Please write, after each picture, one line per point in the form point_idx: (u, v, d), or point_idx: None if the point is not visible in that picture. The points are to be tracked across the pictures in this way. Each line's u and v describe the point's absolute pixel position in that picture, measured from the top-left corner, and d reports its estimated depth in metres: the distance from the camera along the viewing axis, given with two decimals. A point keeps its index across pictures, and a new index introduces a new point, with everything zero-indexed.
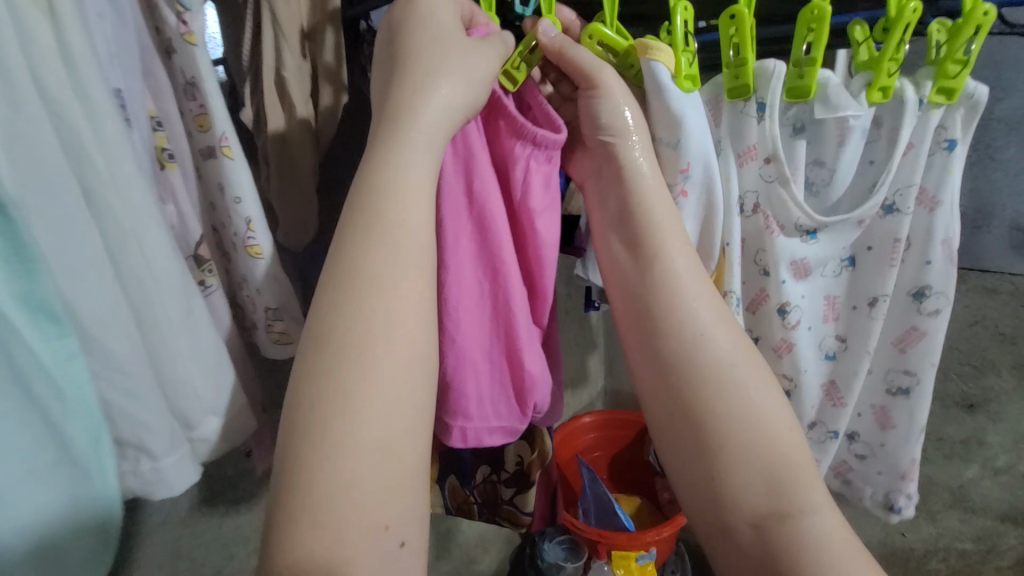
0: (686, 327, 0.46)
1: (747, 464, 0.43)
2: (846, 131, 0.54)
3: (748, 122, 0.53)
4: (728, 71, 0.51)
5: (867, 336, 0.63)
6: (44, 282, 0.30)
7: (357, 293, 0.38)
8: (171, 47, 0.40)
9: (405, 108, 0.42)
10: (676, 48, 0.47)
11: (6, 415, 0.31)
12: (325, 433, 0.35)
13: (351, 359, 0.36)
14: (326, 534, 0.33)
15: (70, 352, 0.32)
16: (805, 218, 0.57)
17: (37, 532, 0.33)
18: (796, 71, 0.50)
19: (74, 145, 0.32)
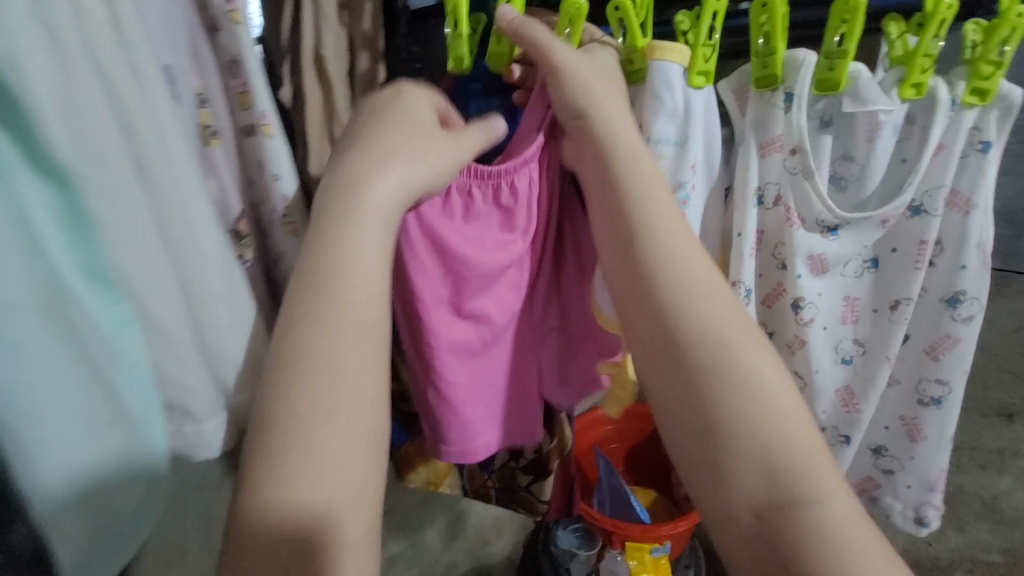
0: (674, 291, 0.43)
1: (747, 447, 0.39)
2: (877, 126, 0.53)
3: (775, 113, 0.51)
4: (756, 61, 0.49)
5: (889, 341, 0.61)
6: (101, 250, 0.27)
7: (319, 316, 0.37)
8: (216, 23, 0.41)
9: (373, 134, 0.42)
10: (696, 40, 0.46)
11: (64, 371, 0.27)
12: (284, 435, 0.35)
13: (306, 380, 0.36)
14: (308, 509, 0.35)
15: (124, 317, 0.28)
16: (826, 214, 0.55)
17: (91, 496, 0.29)
18: (826, 63, 0.48)
19: (122, 110, 0.32)
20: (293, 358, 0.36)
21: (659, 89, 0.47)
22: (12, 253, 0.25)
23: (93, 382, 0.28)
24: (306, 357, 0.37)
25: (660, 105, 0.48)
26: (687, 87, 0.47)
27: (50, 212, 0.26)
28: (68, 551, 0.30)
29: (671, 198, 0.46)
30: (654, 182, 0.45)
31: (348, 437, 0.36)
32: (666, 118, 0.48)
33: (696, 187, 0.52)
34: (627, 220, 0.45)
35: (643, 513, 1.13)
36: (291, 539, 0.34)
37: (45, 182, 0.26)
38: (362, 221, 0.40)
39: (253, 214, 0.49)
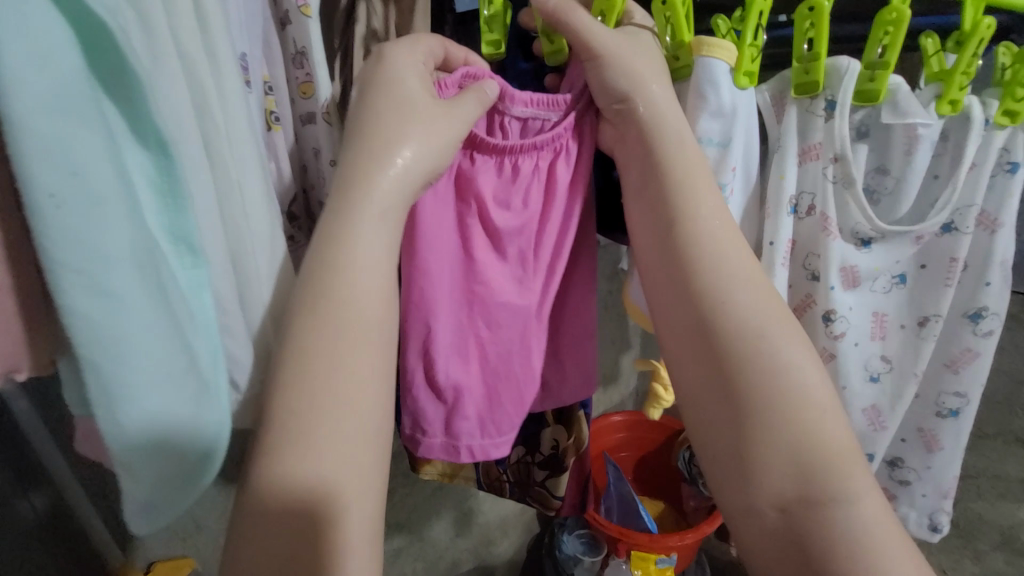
0: (716, 294, 0.44)
1: (778, 441, 0.40)
2: (914, 141, 0.52)
3: (815, 121, 0.52)
4: (798, 66, 0.49)
5: (916, 357, 0.63)
6: (190, 217, 0.30)
7: (332, 306, 0.38)
8: (287, 18, 0.44)
9: (384, 132, 0.42)
10: (743, 41, 0.47)
11: (148, 325, 0.28)
12: (295, 422, 0.35)
13: (316, 367, 0.36)
14: (321, 482, 0.35)
15: (202, 281, 0.31)
16: (863, 224, 0.56)
17: (158, 454, 0.31)
18: (868, 73, 0.49)
19: (203, 96, 0.34)
20: (297, 323, 0.38)
21: (704, 87, 0.48)
22: (119, 215, 0.26)
23: (172, 338, 0.29)
24: (310, 327, 0.37)
25: (704, 106, 0.49)
26: (734, 88, 0.48)
27: (150, 185, 0.29)
28: (140, 497, 0.33)
29: (715, 190, 0.47)
30: (695, 179, 0.46)
31: (353, 414, 0.36)
32: (711, 117, 0.49)
33: (735, 190, 0.53)
34: (670, 213, 0.46)
35: (649, 523, 1.13)
36: (285, 511, 0.34)
37: (145, 150, 0.28)
38: (368, 200, 0.40)
39: (304, 199, 0.53)
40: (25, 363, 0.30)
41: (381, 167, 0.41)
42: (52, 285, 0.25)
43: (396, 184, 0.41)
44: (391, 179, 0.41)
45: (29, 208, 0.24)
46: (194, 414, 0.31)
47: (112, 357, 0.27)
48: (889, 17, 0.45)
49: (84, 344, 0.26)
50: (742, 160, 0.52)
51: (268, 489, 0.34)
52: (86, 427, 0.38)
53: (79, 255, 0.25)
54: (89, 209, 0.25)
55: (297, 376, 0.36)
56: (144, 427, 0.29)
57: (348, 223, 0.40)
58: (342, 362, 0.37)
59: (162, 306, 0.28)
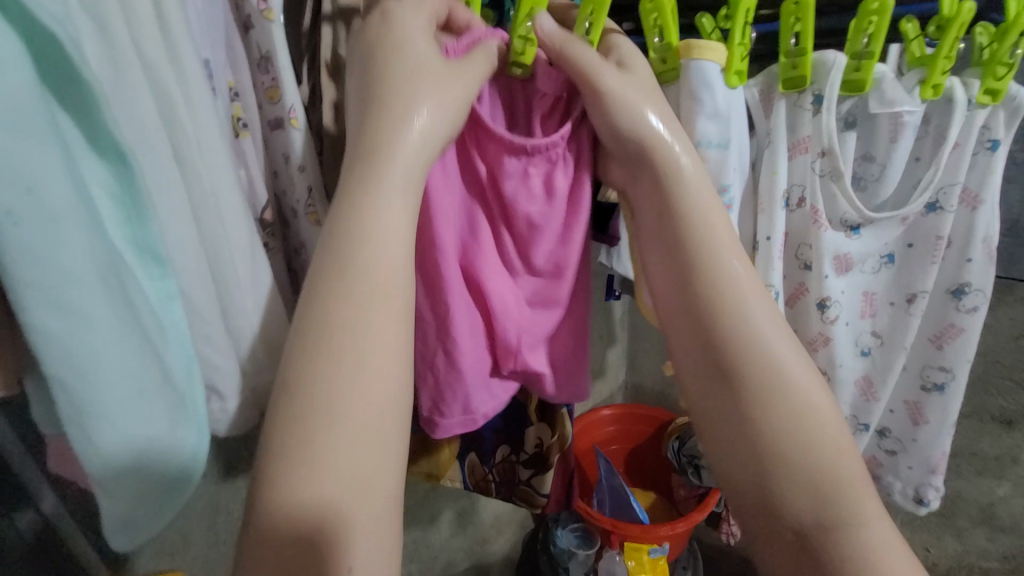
0: (731, 318, 0.43)
1: (788, 455, 0.41)
2: (899, 128, 0.51)
3: (802, 115, 0.51)
4: (785, 61, 0.48)
5: (902, 333, 0.62)
6: (155, 226, 0.29)
7: (331, 320, 0.35)
8: (250, 22, 0.44)
9: (381, 132, 0.39)
10: (731, 41, 0.48)
11: (120, 338, 0.27)
12: (290, 457, 0.32)
13: (317, 392, 0.33)
14: (317, 532, 0.31)
15: (171, 292, 0.31)
16: (852, 213, 0.55)
17: (135, 470, 0.30)
18: (854, 63, 0.47)
19: (170, 103, 0.33)
20: (307, 337, 0.35)
21: (699, 89, 0.48)
22: (77, 227, 0.25)
23: (141, 351, 0.28)
24: (319, 349, 0.34)
25: (702, 108, 0.48)
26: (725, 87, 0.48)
27: (109, 195, 0.28)
28: (115, 516, 0.32)
29: (712, 197, 0.46)
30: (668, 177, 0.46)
31: (361, 442, 0.33)
32: (709, 119, 0.48)
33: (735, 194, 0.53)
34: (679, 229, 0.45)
35: (641, 514, 1.15)
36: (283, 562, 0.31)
37: (105, 161, 0.27)
38: (376, 210, 0.37)
39: (276, 205, 0.52)
40: None
41: (395, 167, 0.39)
42: (14, 304, 0.24)
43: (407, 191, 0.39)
44: (394, 180, 0.39)
45: None
46: (166, 430, 0.30)
47: (81, 374, 0.27)
48: (873, 6, 0.43)
49: (51, 361, 0.26)
50: (738, 162, 0.52)
51: (277, 516, 0.31)
52: (59, 444, 0.38)
53: (43, 272, 0.24)
54: (48, 225, 0.24)
55: (314, 399, 0.33)
56: (122, 439, 0.29)
57: (364, 226, 0.37)
58: (360, 377, 0.34)
59: (129, 318, 0.28)
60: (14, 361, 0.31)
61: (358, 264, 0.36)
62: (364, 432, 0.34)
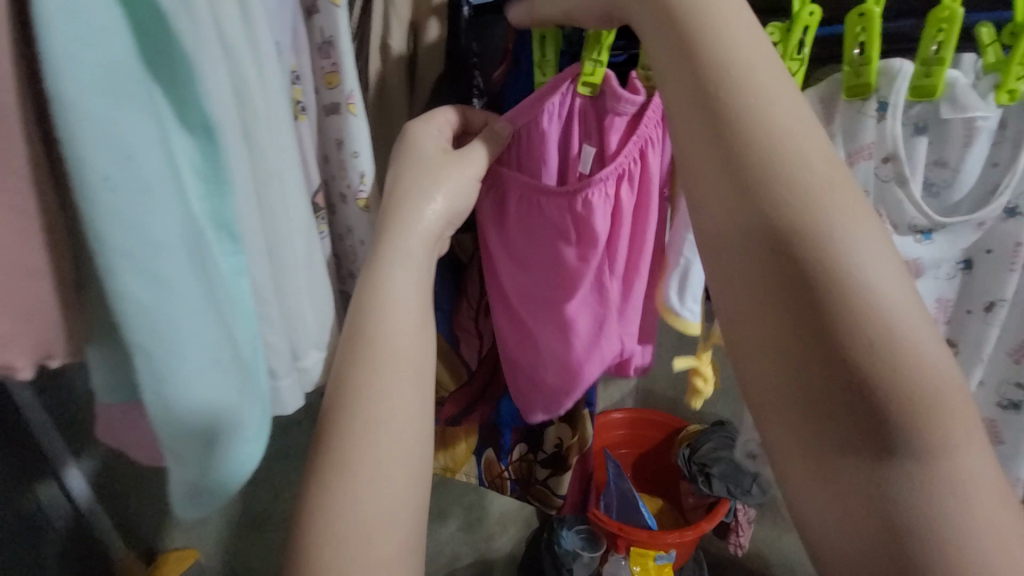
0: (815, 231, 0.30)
1: (882, 370, 0.28)
2: (973, 132, 0.46)
3: (865, 123, 0.46)
4: (847, 70, 0.43)
5: (976, 342, 0.55)
6: (233, 199, 0.29)
7: (357, 363, 0.38)
8: (315, 7, 0.44)
9: (400, 192, 0.44)
10: (787, 52, 0.41)
11: (198, 309, 0.27)
12: (316, 481, 0.36)
13: (343, 427, 0.37)
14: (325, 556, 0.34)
15: (241, 267, 0.31)
16: (921, 218, 0.49)
17: (203, 442, 0.30)
18: (921, 71, 0.42)
19: (244, 80, 0.33)
20: (341, 377, 0.38)
21: None
22: (168, 197, 0.25)
23: (216, 323, 0.28)
24: (350, 390, 0.38)
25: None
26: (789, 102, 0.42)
27: (194, 167, 0.28)
28: (181, 489, 0.32)
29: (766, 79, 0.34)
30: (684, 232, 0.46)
31: (374, 477, 0.36)
32: None
33: None
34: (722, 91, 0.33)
35: (650, 520, 1.14)
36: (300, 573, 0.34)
37: (191, 134, 0.27)
38: (393, 261, 0.41)
39: (325, 190, 0.52)
40: (59, 349, 0.30)
41: (414, 224, 0.42)
42: (104, 270, 0.25)
43: (423, 245, 0.43)
44: (414, 232, 0.42)
45: (84, 190, 0.23)
46: (236, 404, 0.30)
47: (162, 343, 0.27)
48: (941, 16, 0.39)
49: (134, 328, 0.26)
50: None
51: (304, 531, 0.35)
52: (109, 413, 0.38)
53: (131, 238, 0.25)
54: (142, 194, 0.24)
55: (338, 432, 0.37)
56: (194, 409, 0.29)
57: (380, 277, 0.41)
58: (366, 428, 0.37)
59: (206, 291, 0.28)
60: (81, 326, 0.31)
61: (376, 311, 0.40)
62: (376, 495, 0.35)
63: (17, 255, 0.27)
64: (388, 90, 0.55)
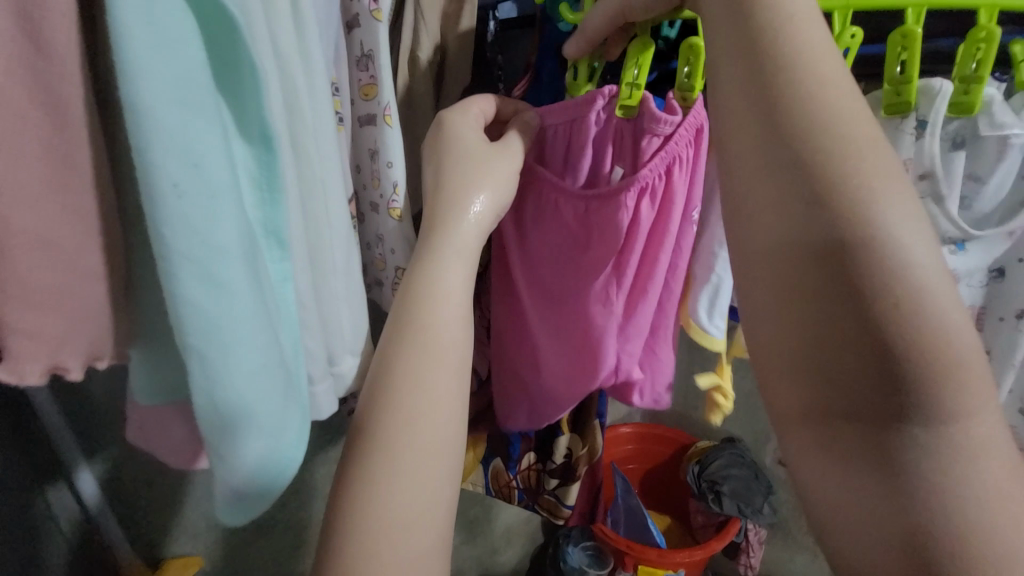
0: (851, 198, 0.28)
1: (913, 346, 0.26)
2: (1007, 149, 0.45)
3: (902, 140, 0.44)
4: (887, 88, 0.41)
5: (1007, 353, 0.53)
6: (285, 208, 0.30)
7: (406, 347, 0.39)
8: (356, 22, 0.45)
9: (447, 181, 0.43)
10: None
11: (250, 316, 0.28)
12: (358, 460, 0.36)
13: (388, 411, 0.37)
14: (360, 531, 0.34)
15: (286, 274, 0.31)
16: (955, 231, 0.48)
17: (248, 447, 0.30)
18: (960, 89, 0.41)
19: (294, 92, 0.34)
20: (387, 361, 0.39)
21: None
22: (229, 205, 0.26)
23: (267, 329, 0.29)
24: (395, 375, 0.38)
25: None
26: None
27: (250, 176, 0.28)
28: (221, 494, 0.32)
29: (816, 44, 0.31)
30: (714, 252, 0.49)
31: (413, 462, 0.36)
32: None
33: None
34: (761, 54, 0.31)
35: (658, 537, 1.12)
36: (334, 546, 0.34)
37: (249, 144, 0.28)
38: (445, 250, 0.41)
39: (355, 199, 0.53)
40: (105, 350, 0.30)
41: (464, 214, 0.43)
42: (166, 274, 0.25)
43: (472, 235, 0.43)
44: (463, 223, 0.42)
45: (153, 196, 0.24)
46: (279, 409, 0.31)
47: (215, 349, 0.27)
48: (978, 34, 0.38)
49: (190, 332, 0.26)
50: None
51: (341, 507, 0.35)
52: (143, 415, 0.38)
53: (192, 244, 0.25)
54: (206, 200, 0.25)
55: (382, 414, 0.37)
56: (240, 415, 0.29)
57: (431, 265, 0.41)
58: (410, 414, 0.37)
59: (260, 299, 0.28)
60: (128, 329, 0.31)
61: (425, 299, 0.40)
62: (410, 486, 0.36)
63: (74, 258, 0.27)
64: (418, 103, 0.55)
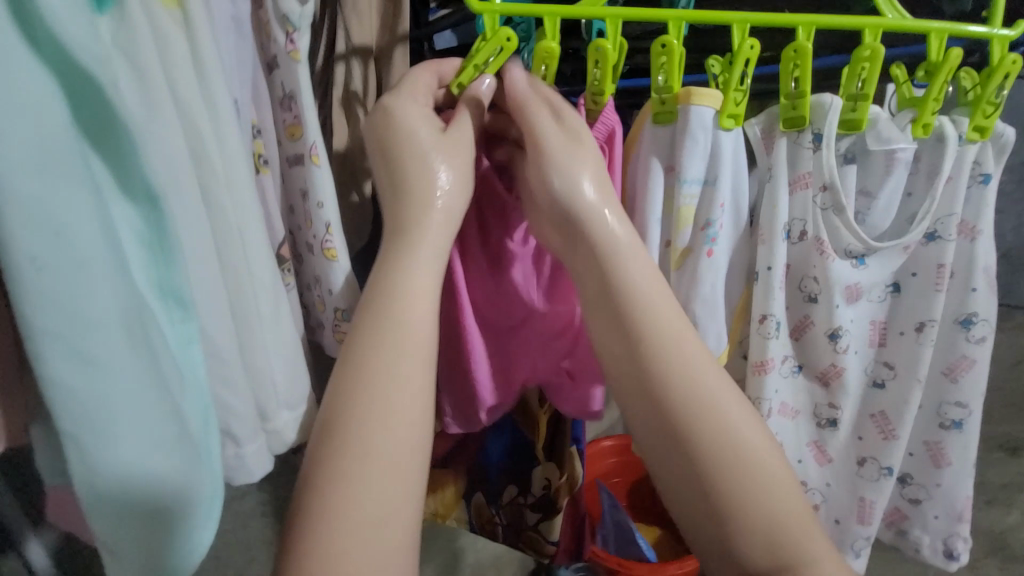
0: (664, 355, 0.41)
1: (714, 459, 0.40)
2: (894, 163, 0.49)
3: (802, 153, 0.49)
4: (784, 102, 0.47)
5: (915, 366, 0.55)
6: (180, 269, 0.28)
7: (388, 336, 0.37)
8: (275, 62, 0.44)
9: (413, 158, 0.42)
10: (729, 85, 0.45)
11: (135, 390, 0.26)
12: (328, 454, 0.33)
13: (367, 402, 0.35)
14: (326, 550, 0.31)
15: (191, 337, 0.29)
16: (856, 243, 0.52)
17: (138, 522, 0.28)
18: (849, 105, 0.46)
19: (199, 142, 0.33)
20: (361, 352, 0.36)
21: (694, 132, 0.46)
22: (104, 275, 0.24)
23: (161, 402, 0.26)
24: (365, 368, 0.36)
25: (696, 147, 0.46)
26: (718, 129, 0.46)
27: (137, 238, 0.26)
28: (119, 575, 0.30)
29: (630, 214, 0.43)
30: (649, 226, 0.50)
31: (384, 472, 0.33)
32: (697, 157, 0.47)
33: (725, 227, 0.50)
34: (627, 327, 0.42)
35: (648, 553, 1.08)
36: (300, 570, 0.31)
37: (134, 204, 0.26)
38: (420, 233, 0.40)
39: (292, 240, 0.52)
40: None
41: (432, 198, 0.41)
42: (31, 354, 0.23)
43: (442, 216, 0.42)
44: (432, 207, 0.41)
45: (9, 272, 0.22)
46: (181, 485, 0.28)
47: (93, 430, 0.25)
48: (863, 54, 0.43)
49: (63, 416, 0.24)
50: (731, 194, 0.49)
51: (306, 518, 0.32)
52: (56, 495, 0.35)
53: (61, 320, 0.23)
54: (73, 272, 0.23)
55: (362, 404, 0.35)
56: (128, 495, 0.27)
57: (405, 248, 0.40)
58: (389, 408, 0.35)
59: (151, 370, 0.26)
60: (22, 411, 0.29)
61: (402, 291, 0.38)
62: (378, 493, 0.33)
63: None
64: (353, 137, 0.54)
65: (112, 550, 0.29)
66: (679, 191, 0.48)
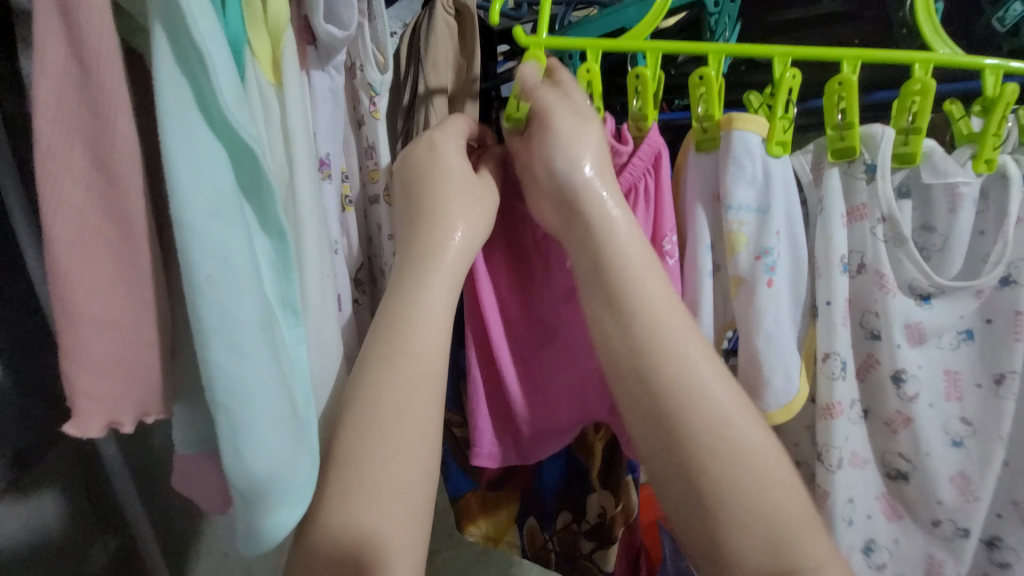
0: (672, 364, 0.46)
1: (716, 462, 0.44)
2: (957, 199, 0.51)
3: (856, 184, 0.51)
4: (832, 133, 0.49)
5: (997, 423, 0.56)
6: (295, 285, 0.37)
7: (395, 353, 0.45)
8: (362, 120, 0.54)
9: (422, 209, 0.50)
10: (775, 114, 0.49)
11: (265, 375, 0.34)
12: (352, 452, 0.42)
13: (378, 408, 0.43)
14: (351, 531, 0.40)
15: (299, 337, 0.38)
16: (921, 280, 0.53)
17: (261, 484, 0.35)
18: (901, 138, 0.49)
19: (297, 188, 0.41)
20: (367, 368, 0.44)
21: (739, 156, 0.49)
22: (250, 286, 0.32)
23: (282, 384, 0.35)
24: (376, 384, 0.44)
25: (741, 172, 0.50)
26: (767, 155, 0.50)
27: (269, 261, 0.36)
28: (240, 530, 0.37)
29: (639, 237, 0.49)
30: (700, 253, 0.53)
31: (394, 459, 0.42)
32: (747, 185, 0.50)
33: (781, 257, 0.52)
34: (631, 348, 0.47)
35: None
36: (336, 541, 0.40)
37: (269, 237, 0.35)
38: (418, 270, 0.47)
39: (370, 266, 0.61)
40: (151, 409, 0.36)
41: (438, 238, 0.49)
42: (200, 343, 0.32)
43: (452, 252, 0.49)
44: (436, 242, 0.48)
45: (192, 286, 0.31)
46: (288, 457, 0.35)
47: (239, 404, 0.33)
48: (914, 88, 0.45)
49: (219, 391, 0.32)
50: (785, 221, 0.52)
51: (333, 505, 0.41)
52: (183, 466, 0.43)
53: (219, 319, 0.32)
54: (230, 284, 0.32)
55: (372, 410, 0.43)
56: (264, 457, 0.34)
57: (410, 281, 0.47)
58: (398, 408, 0.43)
59: (272, 364, 0.34)
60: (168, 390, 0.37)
61: (405, 317, 0.46)
62: (399, 477, 0.42)
63: (133, 334, 0.34)
64: None
65: (242, 512, 0.36)
66: (727, 217, 0.51)
